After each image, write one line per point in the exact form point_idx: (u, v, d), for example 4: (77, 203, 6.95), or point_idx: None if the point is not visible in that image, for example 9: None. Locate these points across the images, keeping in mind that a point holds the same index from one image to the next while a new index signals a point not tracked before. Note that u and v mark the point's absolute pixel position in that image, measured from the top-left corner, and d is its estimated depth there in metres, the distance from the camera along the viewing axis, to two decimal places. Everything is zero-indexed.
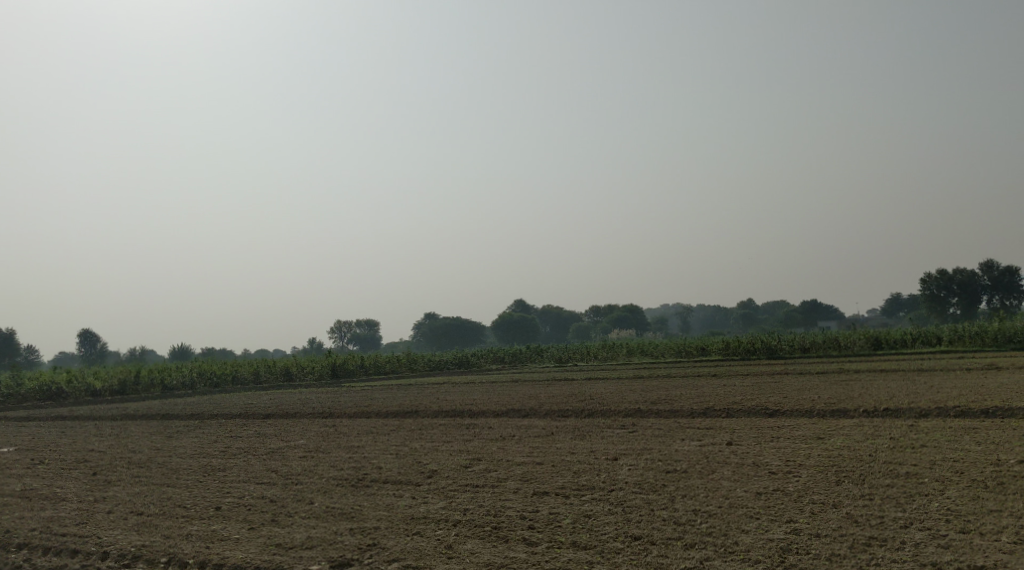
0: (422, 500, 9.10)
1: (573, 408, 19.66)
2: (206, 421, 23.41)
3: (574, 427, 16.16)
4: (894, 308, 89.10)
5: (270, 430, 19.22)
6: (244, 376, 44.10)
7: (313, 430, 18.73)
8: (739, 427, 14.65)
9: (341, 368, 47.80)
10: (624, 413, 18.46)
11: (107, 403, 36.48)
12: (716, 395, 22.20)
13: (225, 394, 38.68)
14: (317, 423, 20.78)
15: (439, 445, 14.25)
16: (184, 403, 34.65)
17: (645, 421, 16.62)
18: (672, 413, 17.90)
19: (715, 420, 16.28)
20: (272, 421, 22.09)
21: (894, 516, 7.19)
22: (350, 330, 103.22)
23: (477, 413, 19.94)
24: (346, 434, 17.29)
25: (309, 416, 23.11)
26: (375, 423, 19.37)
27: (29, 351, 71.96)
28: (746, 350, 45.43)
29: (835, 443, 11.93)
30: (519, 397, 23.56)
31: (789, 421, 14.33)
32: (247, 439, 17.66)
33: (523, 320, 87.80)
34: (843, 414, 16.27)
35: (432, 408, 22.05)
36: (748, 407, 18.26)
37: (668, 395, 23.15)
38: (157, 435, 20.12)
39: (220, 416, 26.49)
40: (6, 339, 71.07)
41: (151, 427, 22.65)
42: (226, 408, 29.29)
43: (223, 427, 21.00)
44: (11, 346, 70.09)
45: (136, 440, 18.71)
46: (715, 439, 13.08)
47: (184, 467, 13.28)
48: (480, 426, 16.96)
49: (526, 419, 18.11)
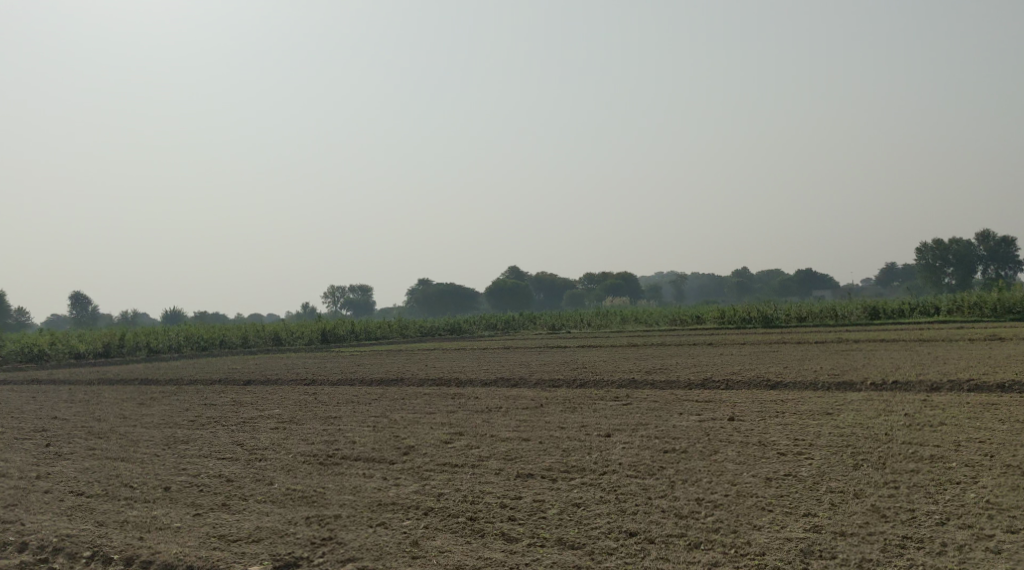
0: (394, 481, 8.20)
1: (565, 378, 18.80)
2: (184, 387, 22.55)
3: (565, 398, 15.28)
4: (888, 279, 88.35)
5: (247, 398, 18.35)
6: (231, 341, 43.19)
7: (291, 398, 17.83)
8: (741, 401, 13.78)
9: (331, 333, 46.92)
10: (618, 383, 17.58)
11: (89, 367, 35.58)
12: (714, 365, 21.34)
13: (211, 359, 37.79)
14: (298, 390, 19.91)
15: (421, 417, 13.39)
16: (168, 367, 33.77)
17: (640, 392, 15.73)
18: (668, 384, 17.06)
19: (714, 392, 15.43)
20: (253, 388, 21.21)
21: (928, 511, 6.34)
22: (342, 295, 102.35)
23: (464, 381, 19.04)
24: (324, 403, 16.39)
25: (291, 382, 22.24)
26: (357, 392, 18.50)
27: (20, 312, 71.21)
28: (742, 319, 44.64)
29: (847, 420, 11.06)
30: (508, 365, 22.68)
31: (794, 396, 13.47)
32: (222, 407, 16.76)
33: (518, 286, 86.94)
34: (849, 387, 15.42)
35: (418, 376, 21.18)
36: (749, 378, 17.39)
37: (664, 364, 22.33)
38: (129, 401, 19.21)
39: (201, 381, 25.59)
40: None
41: (126, 393, 21.75)
42: (208, 374, 28.39)
43: (200, 394, 20.10)
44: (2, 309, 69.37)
45: (105, 407, 17.78)
46: (716, 414, 12.21)
47: (146, 439, 12.36)
48: (465, 397, 16.09)
49: (515, 389, 17.24)
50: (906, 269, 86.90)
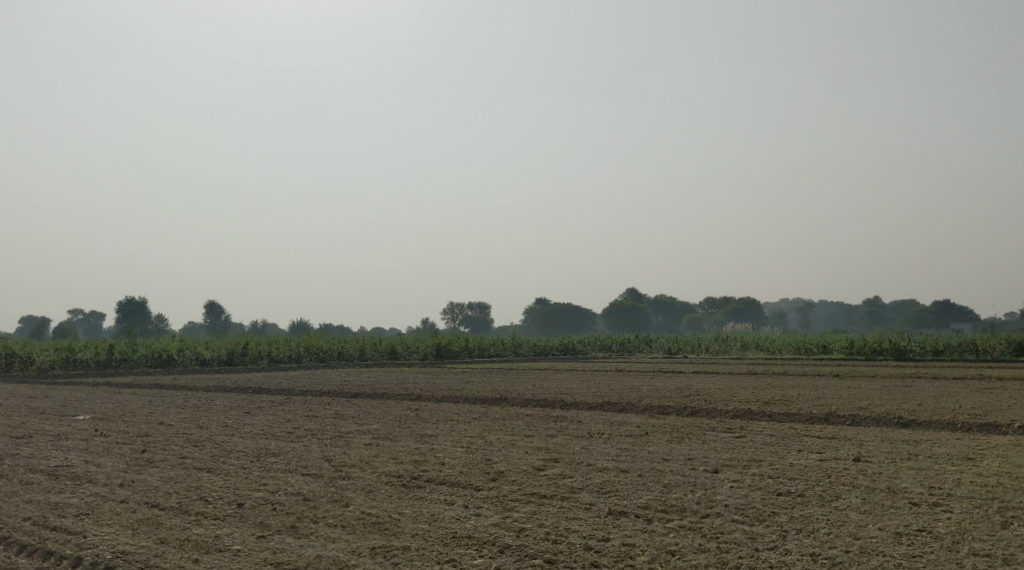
0: (475, 511, 7.58)
1: (675, 405, 17.86)
2: (292, 398, 22.63)
3: (673, 427, 14.40)
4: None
5: (349, 411, 18.16)
6: (349, 353, 43.69)
7: (393, 413, 17.53)
8: (867, 439, 12.59)
9: (446, 349, 46.97)
10: (732, 413, 16.53)
11: (211, 373, 36.52)
12: (840, 398, 19.93)
13: (327, 370, 38.26)
14: (401, 405, 19.62)
15: (517, 440, 12.77)
16: (285, 377, 34.29)
17: (755, 425, 14.68)
18: (787, 417, 15.92)
19: (837, 428, 14.25)
20: (358, 401, 21.06)
21: None
22: (461, 312, 103.18)
23: (570, 404, 18.33)
24: (423, 420, 15.98)
25: (397, 397, 22.01)
26: (459, 410, 18.05)
27: (159, 319, 74.53)
28: (872, 350, 42.25)
29: (991, 467, 9.83)
30: (618, 389, 21.85)
31: (929, 438, 12.21)
32: (323, 420, 16.58)
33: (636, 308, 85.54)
34: (991, 429, 13.97)
35: (524, 396, 20.59)
36: (877, 414, 16.05)
37: (783, 395, 21.06)
38: (236, 409, 19.34)
39: (311, 392, 25.73)
40: (138, 307, 73.70)
41: (237, 401, 21.97)
42: (321, 385, 28.64)
43: (305, 405, 20.06)
44: (143, 315, 72.86)
45: (212, 415, 17.93)
46: (839, 453, 11.13)
47: (238, 449, 12.17)
48: (568, 421, 15.39)
49: (621, 415, 16.42)
50: None
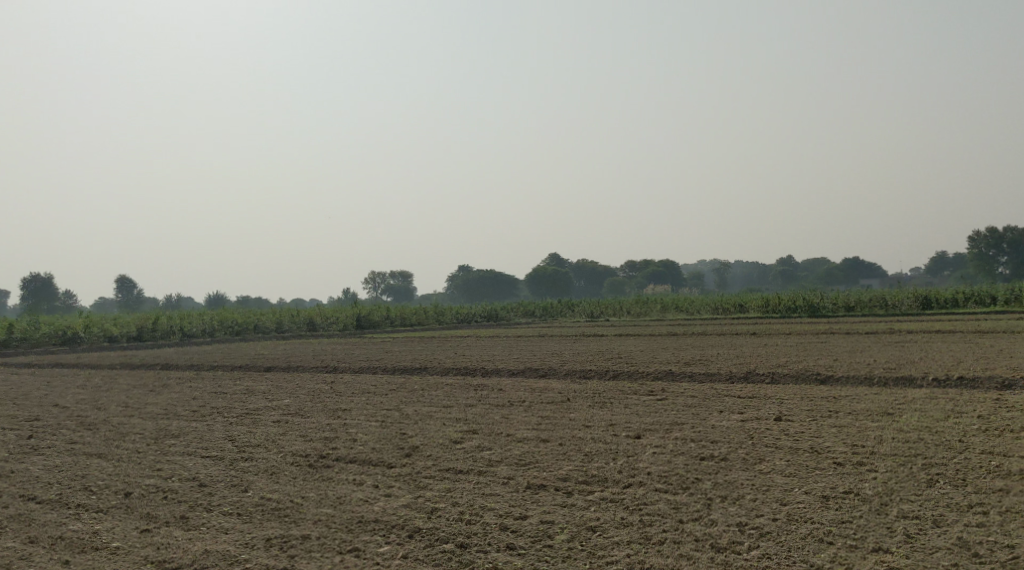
0: (385, 491, 7.09)
1: (596, 368, 17.64)
2: (203, 374, 21.68)
3: (594, 392, 14.12)
4: (937, 268, 85.56)
5: (261, 386, 17.42)
6: (266, 326, 42.51)
7: (306, 387, 16.88)
8: (787, 397, 12.51)
9: (366, 318, 46.15)
10: (654, 375, 16.36)
11: (119, 350, 35.03)
12: (759, 356, 20.01)
13: (243, 343, 37.11)
14: (317, 378, 18.94)
15: (434, 411, 12.30)
16: (198, 352, 33.09)
17: (677, 386, 14.51)
18: (708, 377, 15.83)
19: (757, 387, 14.19)
20: (272, 375, 20.29)
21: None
22: (383, 281, 101.92)
23: (491, 371, 17.94)
24: (338, 394, 15.38)
25: (313, 370, 21.29)
26: (377, 382, 17.49)
27: (68, 296, 71.72)
28: (788, 308, 42.99)
29: (910, 422, 9.77)
30: (540, 354, 21.57)
31: (848, 394, 12.19)
32: (232, 396, 15.83)
33: (557, 272, 85.71)
34: (906, 382, 14.10)
35: (444, 364, 20.12)
36: (796, 371, 16.09)
37: (704, 355, 21.08)
38: (141, 388, 18.39)
39: (223, 366, 24.76)
40: (45, 285, 70.77)
41: (142, 379, 20.93)
42: (235, 359, 27.69)
43: (216, 381, 19.20)
44: (49, 292, 69.84)
45: (114, 394, 17.00)
46: (761, 413, 10.97)
47: (135, 432, 11.39)
48: (489, 389, 14.99)
49: (543, 381, 16.10)
50: (957, 257, 84.15)
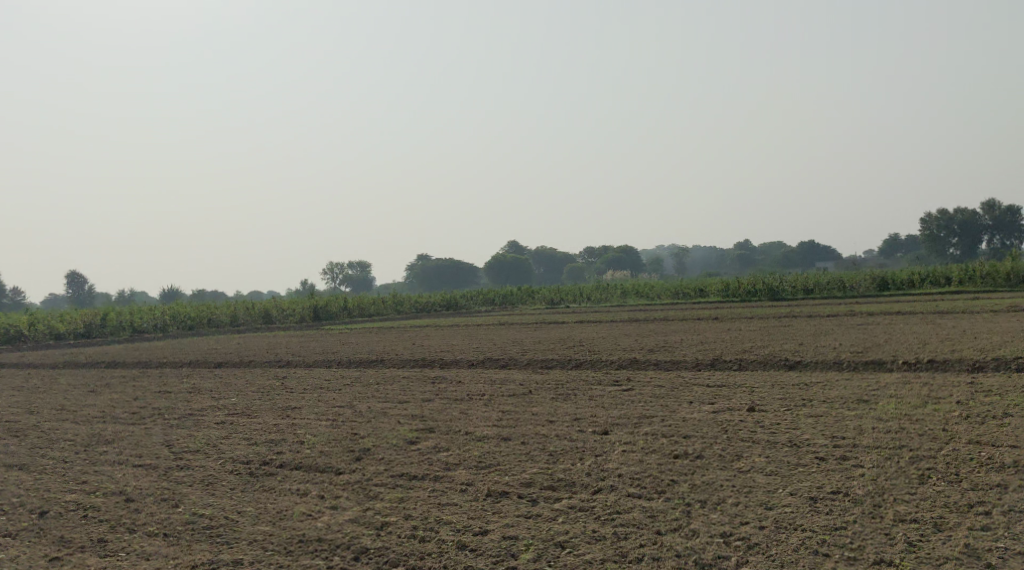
0: (332, 504, 6.43)
1: (559, 357, 17.09)
2: (149, 371, 20.73)
3: (558, 383, 13.55)
4: (890, 250, 86.43)
5: (209, 385, 16.58)
6: (220, 319, 41.34)
7: (256, 384, 16.11)
8: (757, 385, 12.04)
9: (323, 310, 45.11)
10: (618, 364, 15.84)
11: (65, 348, 33.73)
12: (724, 342, 19.62)
13: (195, 339, 35.97)
14: (268, 374, 18.13)
15: (390, 407, 11.63)
16: (147, 348, 31.94)
17: (643, 375, 14.01)
18: (674, 365, 15.35)
19: (725, 374, 13.72)
20: (223, 371, 19.42)
21: None
22: (342, 271, 100.45)
23: (450, 363, 17.32)
24: (289, 390, 14.64)
25: (266, 365, 20.43)
26: (332, 376, 16.76)
27: (16, 292, 69.62)
28: (747, 292, 42.84)
29: (889, 410, 9.32)
30: (501, 344, 20.97)
31: (820, 381, 11.75)
32: (176, 396, 15.01)
33: (516, 260, 85.13)
34: (877, 367, 13.72)
35: (402, 356, 19.43)
36: (763, 357, 15.67)
37: (667, 341, 20.63)
38: (81, 388, 17.48)
39: (172, 363, 23.78)
40: None
41: (85, 378, 19.92)
42: (185, 355, 26.74)
43: (162, 379, 18.29)
44: None
45: (51, 396, 16.08)
46: (732, 403, 10.47)
47: (65, 439, 10.58)
48: (447, 382, 14.36)
49: (504, 372, 15.52)
50: (910, 239, 85.18)
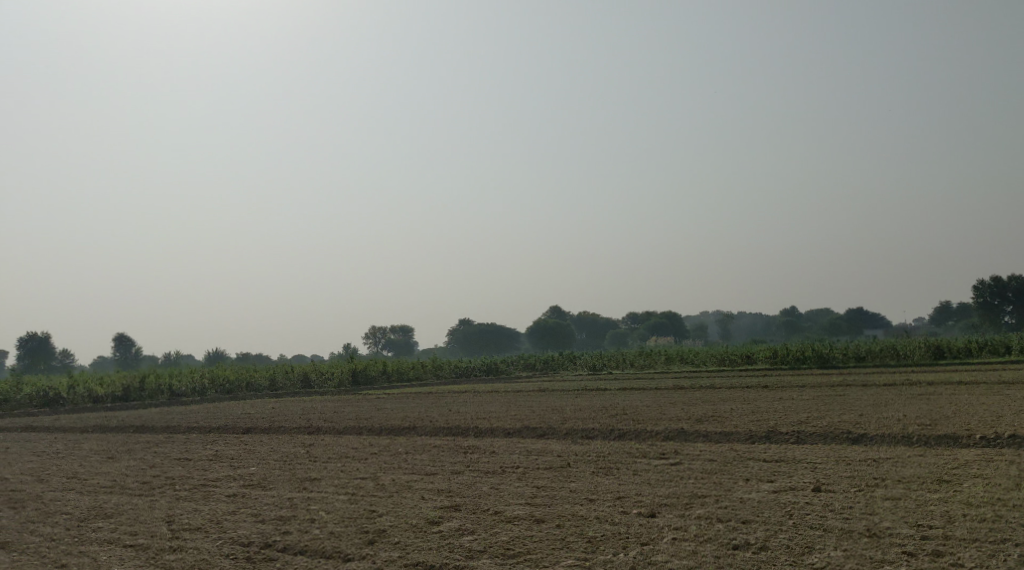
0: None
1: (600, 426, 16.04)
2: (176, 437, 19.98)
3: (599, 455, 12.51)
4: (942, 318, 83.80)
5: (233, 452, 15.75)
6: (258, 383, 40.75)
7: (279, 452, 15.25)
8: (820, 462, 10.90)
9: (362, 374, 44.31)
10: (664, 435, 14.72)
11: (101, 412, 33.24)
12: (776, 412, 18.38)
13: (231, 403, 35.31)
14: (295, 441, 17.29)
15: (415, 480, 10.69)
16: (183, 412, 31.30)
17: (691, 448, 12.92)
18: (724, 437, 14.22)
19: (782, 448, 12.57)
20: (250, 437, 18.62)
21: None
22: (384, 335, 100.25)
23: (485, 431, 16.37)
24: (312, 460, 13.76)
25: (295, 431, 19.60)
26: (361, 444, 15.86)
27: (65, 354, 70.02)
28: (796, 359, 41.28)
29: (980, 493, 8.17)
30: (539, 411, 19.91)
31: (891, 459, 10.59)
32: (193, 464, 14.19)
33: (558, 325, 84.11)
34: (950, 441, 12.49)
35: (435, 423, 18.50)
36: (821, 429, 14.49)
37: (715, 410, 19.44)
38: (100, 454, 16.76)
39: (203, 427, 23.06)
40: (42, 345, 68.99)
41: (110, 443, 19.22)
42: (217, 420, 26.03)
43: (186, 446, 17.53)
44: (46, 351, 67.73)
45: (67, 463, 15.36)
46: (794, 482, 9.38)
47: (62, 513, 9.78)
48: (479, 453, 13.37)
49: (541, 442, 14.47)
50: (963, 306, 82.69)
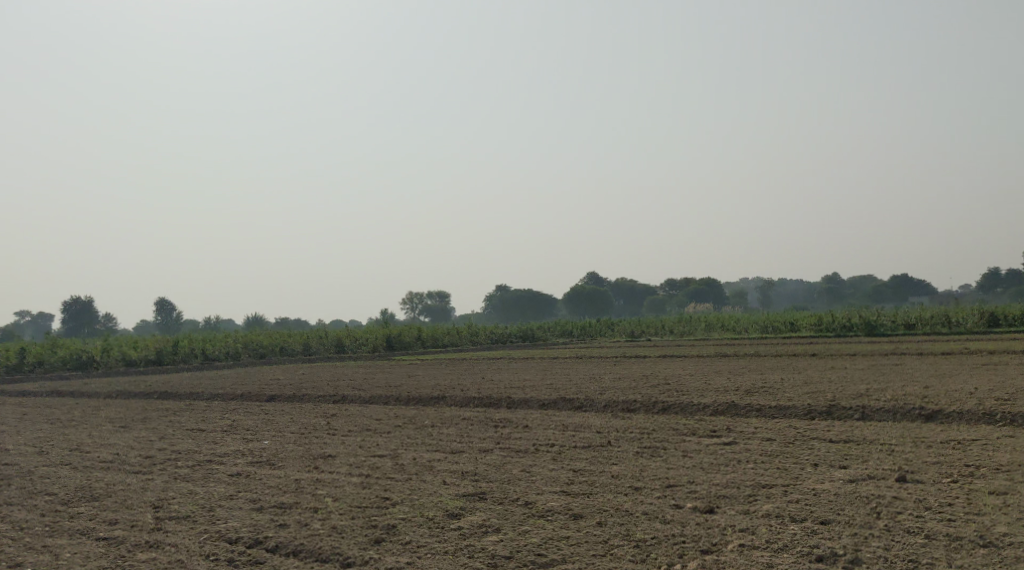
0: None
1: (642, 398, 14.84)
2: (197, 405, 19.10)
3: (643, 432, 11.30)
4: (989, 284, 81.04)
5: (251, 422, 14.78)
6: (291, 347, 40.00)
7: (299, 423, 14.24)
8: (895, 444, 9.61)
9: (397, 340, 43.43)
10: (713, 410, 13.47)
11: (131, 377, 32.64)
12: (832, 383, 17.03)
13: (263, 368, 34.54)
14: (317, 411, 16.28)
15: (437, 460, 9.56)
16: (212, 378, 30.52)
17: (746, 424, 11.67)
18: (778, 412, 12.98)
19: (849, 426, 11.28)
20: (272, 406, 17.66)
21: None
22: (421, 301, 99.52)
23: (518, 402, 15.26)
24: (331, 433, 12.73)
25: (320, 399, 18.62)
26: (386, 415, 14.82)
27: (108, 318, 70.41)
28: (842, 326, 39.62)
29: None
30: (577, 380, 18.75)
31: (980, 443, 9.25)
32: (204, 437, 13.18)
33: (597, 292, 82.77)
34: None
35: (466, 392, 17.42)
36: (886, 404, 13.18)
37: (765, 380, 18.09)
38: (113, 423, 15.86)
39: (228, 395, 22.19)
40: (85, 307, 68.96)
41: (130, 410, 18.36)
42: (243, 386, 25.13)
43: (205, 415, 16.58)
44: (89, 314, 67.78)
45: (76, 432, 14.50)
46: (871, 469, 8.13)
47: (46, 492, 8.81)
48: (511, 427, 12.22)
49: (578, 416, 13.28)
50: (1011, 273, 79.89)
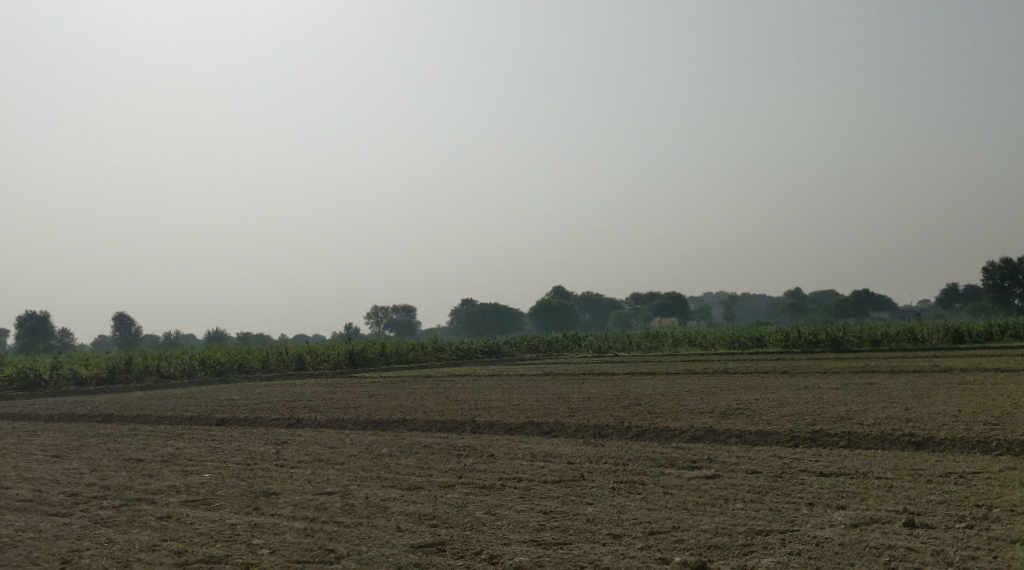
0: None
1: (614, 421, 13.98)
2: (142, 430, 17.90)
3: (619, 463, 10.42)
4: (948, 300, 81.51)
5: (195, 451, 13.69)
6: (250, 364, 38.63)
7: (247, 452, 13.18)
8: (893, 478, 8.82)
9: (360, 355, 42.22)
10: (690, 436, 12.63)
11: (80, 396, 31.16)
12: (809, 405, 16.29)
13: (219, 387, 33.19)
14: (269, 436, 15.20)
15: (392, 499, 8.60)
16: (166, 397, 29.19)
17: (727, 453, 10.83)
18: (759, 439, 12.17)
19: (838, 455, 10.48)
20: (221, 431, 16.53)
21: None
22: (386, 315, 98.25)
23: (482, 426, 14.32)
24: (280, 464, 11.69)
25: (274, 423, 17.54)
26: (341, 442, 13.81)
27: (64, 334, 68.40)
28: (809, 341, 39.13)
29: None
30: (544, 401, 17.86)
31: (985, 478, 8.49)
32: (140, 469, 12.07)
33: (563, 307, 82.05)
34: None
35: (428, 415, 16.44)
36: (873, 429, 12.42)
37: (740, 401, 17.31)
38: (47, 452, 14.67)
39: (177, 418, 20.98)
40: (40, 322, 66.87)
41: (69, 436, 17.14)
42: (195, 408, 23.90)
43: (148, 441, 15.44)
44: (45, 329, 65.73)
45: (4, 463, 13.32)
46: (872, 510, 7.33)
47: None
48: (475, 456, 11.27)
49: (548, 443, 12.38)
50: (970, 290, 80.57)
